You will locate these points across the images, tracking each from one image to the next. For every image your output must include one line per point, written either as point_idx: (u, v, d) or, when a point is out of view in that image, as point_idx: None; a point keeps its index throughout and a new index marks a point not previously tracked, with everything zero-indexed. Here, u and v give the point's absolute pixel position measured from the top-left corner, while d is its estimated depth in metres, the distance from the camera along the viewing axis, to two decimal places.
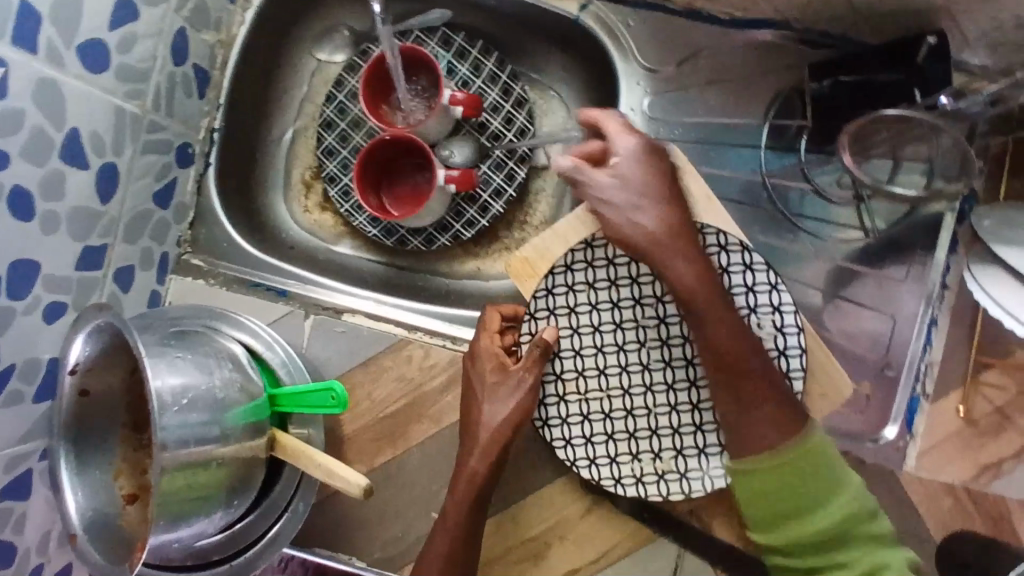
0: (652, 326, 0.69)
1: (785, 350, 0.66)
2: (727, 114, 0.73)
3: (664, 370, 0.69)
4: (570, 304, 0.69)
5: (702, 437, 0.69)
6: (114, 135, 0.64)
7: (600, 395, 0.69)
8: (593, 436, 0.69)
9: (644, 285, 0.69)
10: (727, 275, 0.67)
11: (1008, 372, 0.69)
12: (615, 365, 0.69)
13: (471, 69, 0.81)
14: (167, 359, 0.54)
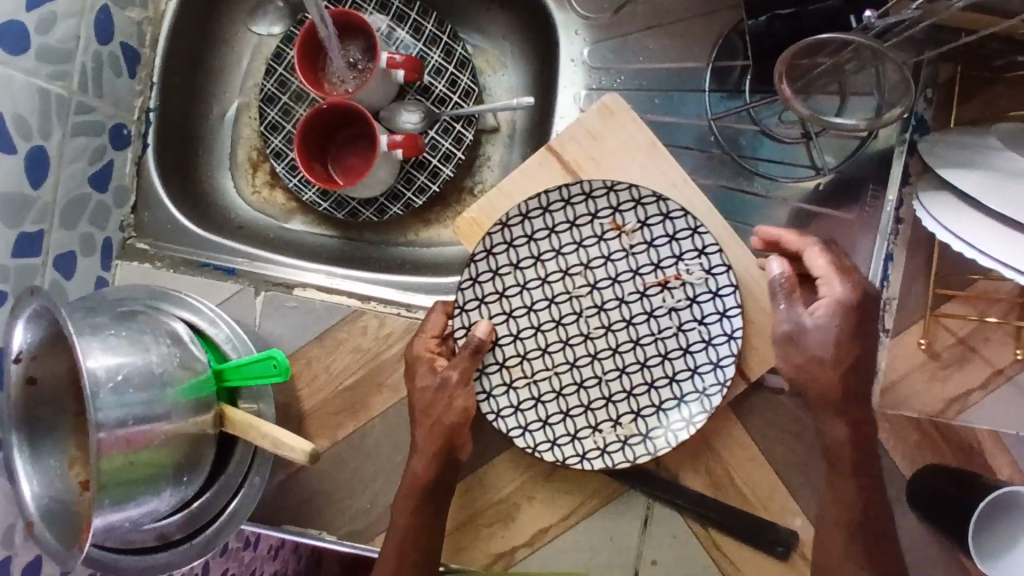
0: (585, 294, 0.69)
1: (718, 291, 0.66)
2: (669, 59, 0.71)
3: (605, 336, 0.69)
4: (499, 289, 0.69)
5: (656, 395, 0.68)
6: (41, 118, 0.62)
7: (548, 373, 0.69)
8: (548, 416, 0.68)
9: (568, 255, 0.69)
10: (649, 230, 0.67)
11: (968, 302, 0.71)
12: (555, 341, 0.69)
13: (412, 33, 0.80)
14: (101, 337, 0.53)
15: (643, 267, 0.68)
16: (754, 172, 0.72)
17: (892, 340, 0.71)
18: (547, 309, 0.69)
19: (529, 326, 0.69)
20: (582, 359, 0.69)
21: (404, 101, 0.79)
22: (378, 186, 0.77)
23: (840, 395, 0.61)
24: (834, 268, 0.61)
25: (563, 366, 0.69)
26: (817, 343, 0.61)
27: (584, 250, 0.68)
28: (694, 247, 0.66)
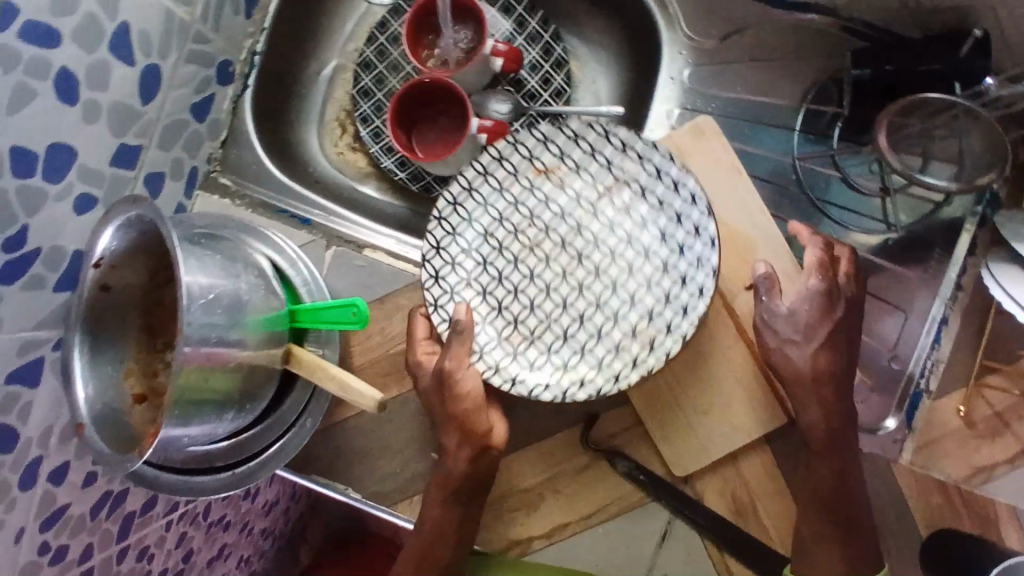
0: (548, 240, 0.71)
1: (660, 172, 0.68)
2: (764, 94, 0.74)
3: (580, 268, 0.70)
4: (465, 276, 0.71)
5: (652, 293, 0.68)
6: (162, 37, 0.63)
7: (544, 323, 0.70)
8: (562, 364, 0.69)
9: (513, 218, 0.71)
10: (560, 164, 0.71)
11: (1012, 378, 0.72)
12: (537, 293, 0.71)
13: (515, 26, 0.83)
14: (198, 256, 0.55)
15: (584, 194, 0.71)
16: (825, 216, 0.74)
17: (932, 401, 0.72)
18: (517, 254, 0.71)
19: (501, 285, 0.71)
20: (562, 290, 0.71)
21: (496, 89, 0.81)
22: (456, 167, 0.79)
23: (820, 373, 0.63)
24: (811, 267, 0.64)
25: (538, 298, 0.71)
26: (793, 329, 0.64)
27: (523, 205, 0.71)
28: (619, 149, 0.69)
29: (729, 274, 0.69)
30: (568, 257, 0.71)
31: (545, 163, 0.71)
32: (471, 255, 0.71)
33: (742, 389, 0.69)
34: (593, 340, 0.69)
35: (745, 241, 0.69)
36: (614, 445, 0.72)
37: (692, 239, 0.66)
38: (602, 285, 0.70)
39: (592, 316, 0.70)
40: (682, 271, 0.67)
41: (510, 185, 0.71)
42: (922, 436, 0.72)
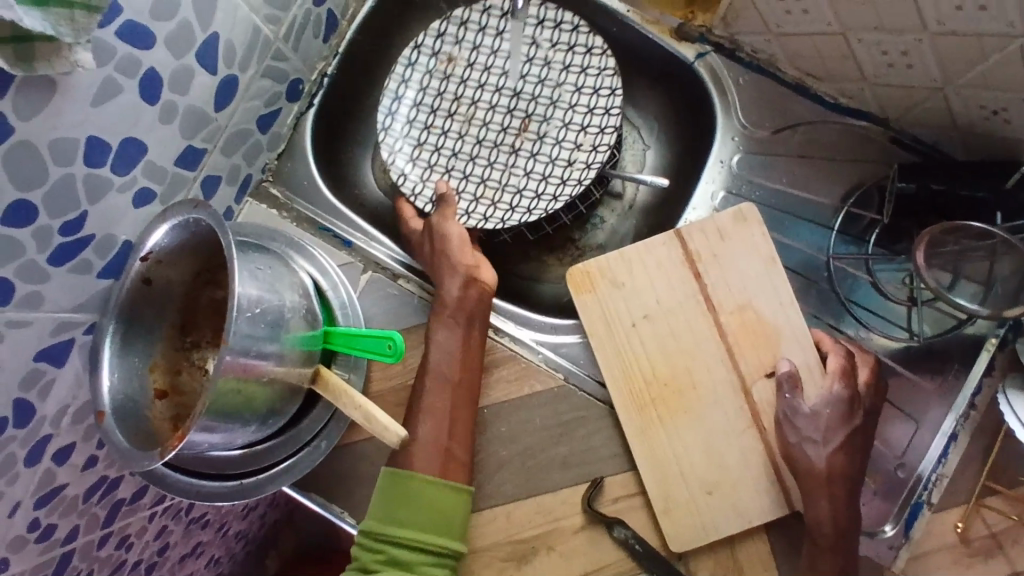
0: (481, 111, 0.83)
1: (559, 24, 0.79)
2: (807, 190, 0.76)
3: (529, 128, 0.81)
4: (428, 164, 0.82)
5: (589, 99, 0.79)
6: (246, 51, 0.66)
7: (501, 172, 0.81)
8: (523, 190, 0.80)
9: (437, 112, 0.83)
10: (450, 51, 0.83)
11: (1014, 502, 0.70)
12: (490, 146, 0.82)
13: None
14: (250, 269, 0.56)
15: (471, 75, 0.83)
16: (851, 314, 0.75)
17: (934, 513, 0.73)
18: (467, 96, 0.83)
19: (459, 119, 0.83)
20: (496, 115, 0.82)
21: None
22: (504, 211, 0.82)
23: (835, 473, 0.65)
24: (833, 373, 0.68)
25: (493, 136, 0.82)
26: (813, 430, 0.67)
27: (441, 88, 0.83)
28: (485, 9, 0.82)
29: (750, 362, 0.70)
30: (510, 95, 0.82)
31: (447, 53, 0.83)
32: (417, 117, 0.83)
33: (750, 475, 0.70)
34: (530, 143, 0.81)
35: (770, 331, 0.71)
36: (614, 510, 0.72)
37: (586, 55, 0.79)
38: (545, 126, 0.81)
39: (524, 127, 0.82)
40: (599, 107, 0.79)
41: (432, 75, 0.83)
42: (918, 547, 0.72)
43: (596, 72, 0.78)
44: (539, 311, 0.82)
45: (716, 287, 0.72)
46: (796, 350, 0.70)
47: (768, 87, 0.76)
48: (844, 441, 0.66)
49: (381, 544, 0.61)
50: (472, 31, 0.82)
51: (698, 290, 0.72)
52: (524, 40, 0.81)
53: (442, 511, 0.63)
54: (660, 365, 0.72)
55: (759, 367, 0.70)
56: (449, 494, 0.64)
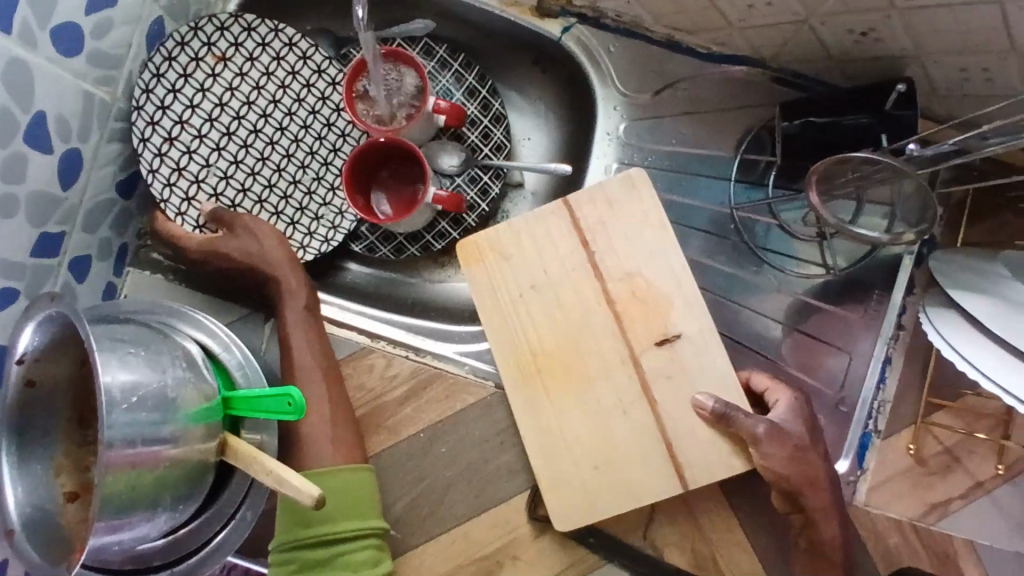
0: (241, 134, 0.75)
1: (279, 56, 0.76)
2: (699, 145, 0.75)
3: (278, 148, 0.76)
4: (195, 176, 0.74)
5: (328, 106, 0.78)
6: (81, 122, 0.63)
7: (281, 197, 0.77)
8: (305, 207, 0.77)
9: (181, 130, 0.72)
10: (153, 68, 0.70)
11: (957, 414, 0.73)
12: (264, 168, 0.76)
13: (453, 81, 0.83)
14: (119, 355, 0.53)
15: (218, 93, 0.74)
16: (765, 262, 0.76)
17: (883, 440, 0.73)
18: (235, 142, 0.75)
19: (174, 147, 0.72)
20: (256, 142, 0.76)
21: (443, 142, 0.82)
22: (411, 227, 0.80)
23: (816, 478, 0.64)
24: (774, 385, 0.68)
25: (256, 167, 0.76)
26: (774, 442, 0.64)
27: (183, 103, 0.72)
28: (203, 36, 0.73)
29: (639, 331, 0.68)
30: (274, 108, 0.76)
31: (188, 65, 0.72)
32: (172, 145, 0.72)
33: (645, 444, 0.67)
34: (329, 169, 0.78)
35: (655, 297, 0.69)
36: None
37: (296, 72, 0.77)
38: (290, 141, 0.77)
39: (289, 143, 0.77)
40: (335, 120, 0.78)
41: (155, 88, 0.70)
42: (873, 476, 0.73)
43: (329, 82, 0.78)
44: (458, 318, 0.79)
45: (598, 262, 0.70)
46: (683, 318, 0.68)
47: (639, 48, 0.74)
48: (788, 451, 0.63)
49: (295, 550, 0.61)
50: (209, 48, 0.73)
51: (585, 261, 0.70)
52: (242, 61, 0.75)
53: (355, 495, 0.63)
54: (549, 338, 0.69)
55: (648, 336, 0.68)
56: (347, 486, 0.63)
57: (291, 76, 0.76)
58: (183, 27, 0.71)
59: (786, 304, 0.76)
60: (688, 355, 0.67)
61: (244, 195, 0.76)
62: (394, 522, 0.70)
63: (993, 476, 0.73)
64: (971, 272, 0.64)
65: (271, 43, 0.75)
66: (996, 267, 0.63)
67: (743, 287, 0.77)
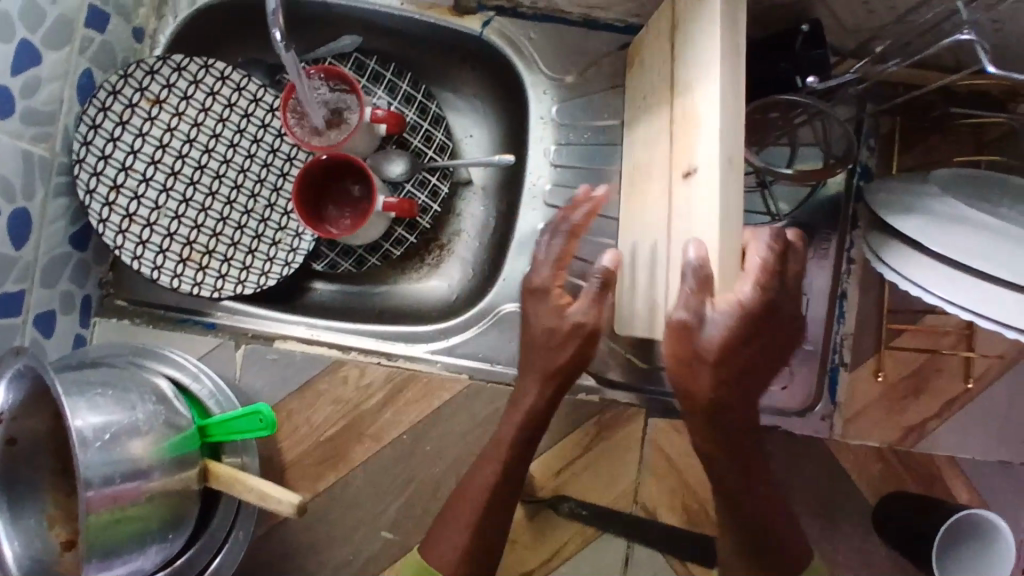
0: (188, 172, 0.77)
1: (213, 91, 0.77)
2: None
3: (226, 180, 0.78)
4: (146, 219, 0.75)
5: (269, 132, 0.79)
6: (25, 181, 0.65)
7: (235, 227, 0.78)
8: (262, 233, 0.79)
9: (126, 176, 0.74)
10: (89, 120, 0.72)
11: (918, 336, 0.75)
12: (215, 202, 0.78)
13: (387, 91, 0.85)
14: (87, 398, 0.54)
15: (158, 137, 0.76)
16: None
17: (850, 372, 0.75)
18: (182, 181, 0.76)
19: (121, 194, 0.74)
20: (203, 178, 0.77)
21: (391, 149, 0.83)
22: (370, 237, 0.81)
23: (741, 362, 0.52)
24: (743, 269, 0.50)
25: (207, 202, 0.77)
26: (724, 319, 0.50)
27: (124, 150, 0.74)
28: (136, 82, 0.74)
29: (681, 151, 0.54)
30: (216, 142, 0.78)
31: (123, 112, 0.74)
32: (119, 193, 0.74)
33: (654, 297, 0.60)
34: (280, 194, 0.79)
35: (697, 114, 0.51)
36: (557, 487, 0.73)
37: (233, 105, 0.78)
38: (237, 173, 0.78)
39: (235, 174, 0.78)
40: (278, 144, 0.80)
41: (93, 140, 0.72)
42: (846, 409, 0.75)
43: (267, 107, 0.79)
44: (427, 320, 0.80)
45: (681, 67, 0.55)
46: (707, 145, 0.48)
47: (559, 31, 0.77)
48: (688, 328, 0.50)
49: None
50: (143, 93, 0.75)
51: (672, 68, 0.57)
52: (179, 101, 0.76)
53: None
54: (646, 148, 0.64)
55: (683, 162, 0.53)
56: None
57: (229, 108, 0.78)
58: (113, 77, 0.73)
59: None
60: (704, 191, 0.49)
61: (199, 231, 0.77)
62: (391, 525, 0.72)
63: (963, 390, 0.75)
64: (902, 194, 0.65)
65: (204, 79, 0.77)
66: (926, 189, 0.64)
67: None
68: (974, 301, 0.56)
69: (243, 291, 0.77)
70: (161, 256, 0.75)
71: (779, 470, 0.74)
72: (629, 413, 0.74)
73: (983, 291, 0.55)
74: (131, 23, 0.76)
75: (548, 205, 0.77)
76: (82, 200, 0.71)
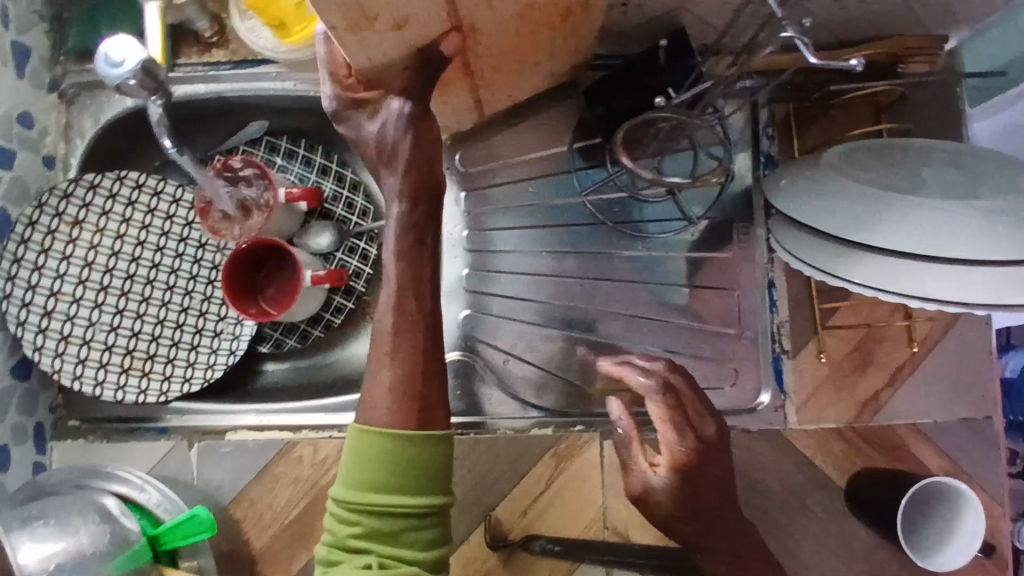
0: (118, 284, 0.79)
1: (131, 201, 0.80)
2: (542, 146, 0.81)
3: (158, 283, 0.80)
4: (83, 337, 0.77)
5: (191, 229, 0.81)
6: None
7: (174, 326, 0.80)
8: (202, 326, 0.81)
9: (57, 300, 0.76)
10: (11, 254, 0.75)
11: (852, 310, 0.75)
12: (150, 307, 0.80)
13: (304, 166, 0.87)
14: (28, 532, 0.57)
15: (82, 256, 0.78)
16: (640, 234, 0.79)
17: (793, 358, 0.75)
18: (114, 293, 0.79)
19: (54, 318, 0.76)
20: (134, 286, 0.79)
21: (314, 223, 0.85)
22: (309, 310, 0.82)
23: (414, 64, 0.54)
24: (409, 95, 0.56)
25: (142, 308, 0.79)
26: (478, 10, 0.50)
27: (50, 276, 0.76)
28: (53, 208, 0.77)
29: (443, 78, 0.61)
30: (141, 249, 0.80)
31: (44, 240, 0.76)
32: (52, 317, 0.76)
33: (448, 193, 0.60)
34: (215, 286, 0.81)
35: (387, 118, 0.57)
36: (525, 526, 0.73)
37: (150, 211, 0.80)
38: (167, 273, 0.80)
39: (165, 275, 0.80)
40: (201, 240, 0.82)
41: (19, 272, 0.75)
42: (797, 395, 0.75)
43: (186, 205, 0.81)
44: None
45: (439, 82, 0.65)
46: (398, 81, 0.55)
47: None
48: (410, 233, 0.59)
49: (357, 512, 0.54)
50: (59, 216, 0.77)
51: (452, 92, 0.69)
52: (98, 217, 0.79)
53: (409, 462, 0.54)
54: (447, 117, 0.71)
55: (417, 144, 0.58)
56: (389, 457, 0.54)
57: (150, 214, 0.80)
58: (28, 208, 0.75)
59: (672, 266, 0.79)
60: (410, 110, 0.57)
61: (137, 338, 0.79)
62: None
63: (909, 355, 0.75)
64: (854, 198, 0.59)
65: (119, 191, 0.79)
66: (869, 188, 0.59)
67: (625, 264, 0.80)
68: (994, 293, 0.52)
69: (190, 389, 0.78)
70: (103, 370, 0.77)
71: (743, 468, 0.74)
72: (583, 440, 0.73)
73: (1005, 279, 0.52)
74: (39, 153, 0.78)
75: (469, 251, 0.84)
76: (15, 333, 0.74)
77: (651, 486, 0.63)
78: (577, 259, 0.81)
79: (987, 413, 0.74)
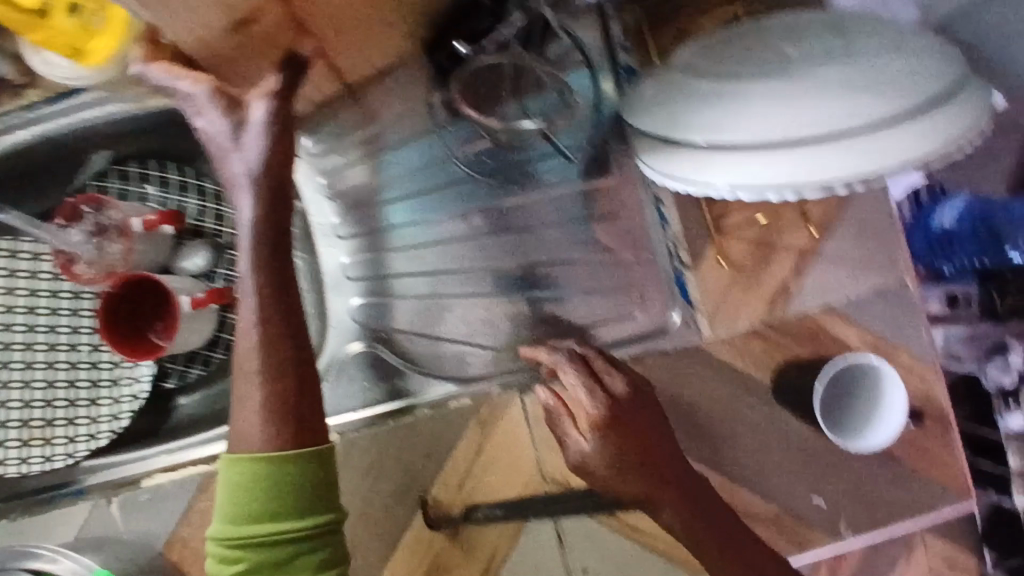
0: None
1: None
2: (400, 110, 0.73)
3: (38, 344, 0.76)
4: None
5: (57, 282, 0.78)
6: None
7: (68, 384, 0.77)
8: (99, 377, 0.79)
9: None
10: None
11: (743, 208, 0.72)
12: (37, 371, 0.75)
13: (161, 189, 0.83)
14: None
15: None
16: (524, 176, 0.75)
17: (694, 270, 0.72)
18: None
19: None
20: (12, 354, 0.74)
21: (186, 245, 0.82)
22: (202, 335, 0.79)
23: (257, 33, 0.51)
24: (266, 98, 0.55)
25: (28, 374, 0.75)
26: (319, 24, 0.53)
27: None
28: None
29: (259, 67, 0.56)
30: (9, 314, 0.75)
31: None
32: None
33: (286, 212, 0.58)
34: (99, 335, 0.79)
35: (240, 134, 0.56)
36: (465, 498, 0.71)
37: (9, 273, 0.76)
38: (46, 332, 0.76)
39: (44, 335, 0.76)
40: (73, 290, 0.78)
41: None
42: (708, 305, 0.72)
43: (46, 258, 0.77)
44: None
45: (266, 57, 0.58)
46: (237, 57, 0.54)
47: None
48: (272, 264, 0.59)
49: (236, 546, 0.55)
50: None
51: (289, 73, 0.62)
52: None
53: (277, 485, 0.55)
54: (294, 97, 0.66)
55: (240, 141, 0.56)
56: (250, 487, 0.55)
57: (9, 275, 0.76)
58: None
59: (562, 202, 0.75)
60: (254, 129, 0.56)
61: (32, 406, 0.75)
62: None
63: (810, 239, 0.73)
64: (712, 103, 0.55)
65: None
66: (724, 86, 0.56)
67: (514, 214, 0.75)
68: (869, 160, 0.49)
69: (100, 444, 0.77)
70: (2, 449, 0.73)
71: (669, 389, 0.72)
72: (503, 400, 0.71)
73: (879, 146, 0.49)
74: None
75: (343, 238, 0.80)
76: None
77: (585, 454, 0.64)
78: (484, 216, 0.76)
79: (900, 277, 0.72)
